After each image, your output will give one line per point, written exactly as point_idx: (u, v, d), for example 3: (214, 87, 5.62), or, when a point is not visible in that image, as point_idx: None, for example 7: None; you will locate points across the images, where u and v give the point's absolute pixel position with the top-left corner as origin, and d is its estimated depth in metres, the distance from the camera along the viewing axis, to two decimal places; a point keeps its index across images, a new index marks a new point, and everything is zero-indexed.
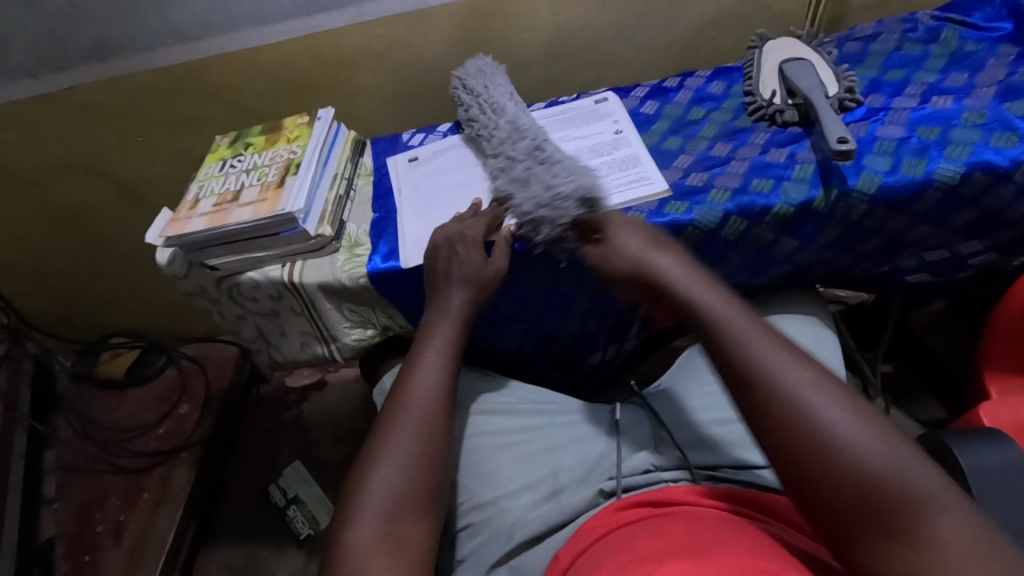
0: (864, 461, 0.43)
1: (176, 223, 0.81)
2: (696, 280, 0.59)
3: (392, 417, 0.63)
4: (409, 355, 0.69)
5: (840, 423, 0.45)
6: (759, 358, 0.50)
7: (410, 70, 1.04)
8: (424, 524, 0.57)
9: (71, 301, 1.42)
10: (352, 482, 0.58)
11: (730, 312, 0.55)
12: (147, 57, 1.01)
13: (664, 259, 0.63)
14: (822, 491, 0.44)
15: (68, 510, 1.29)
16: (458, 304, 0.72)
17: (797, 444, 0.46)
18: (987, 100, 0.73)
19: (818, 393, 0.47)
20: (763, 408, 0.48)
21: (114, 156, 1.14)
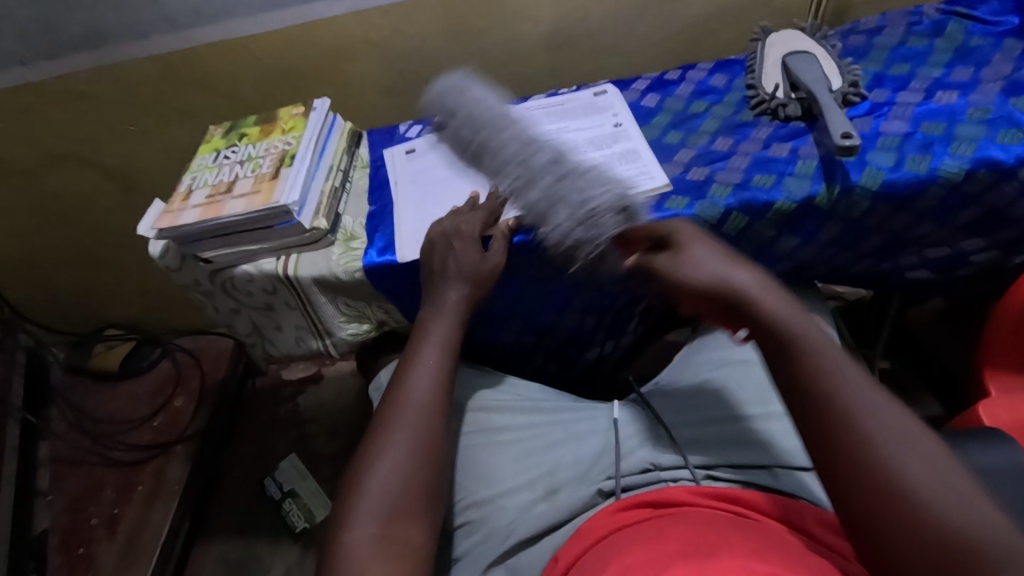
0: (953, 526, 0.39)
1: (168, 215, 0.79)
2: (773, 295, 0.53)
3: (389, 417, 0.62)
4: (406, 353, 0.68)
5: (926, 484, 0.41)
6: (843, 403, 0.45)
7: (408, 61, 1.03)
8: (422, 525, 0.57)
9: (64, 293, 1.41)
10: (349, 483, 0.58)
11: (820, 339, 0.49)
12: (140, 45, 0.99)
13: (741, 275, 0.54)
14: (899, 557, 0.40)
15: (62, 504, 1.28)
16: (455, 302, 0.71)
17: (874, 497, 0.42)
18: (992, 96, 0.72)
19: (905, 447, 0.43)
20: (844, 454, 0.44)
21: (107, 146, 1.12)
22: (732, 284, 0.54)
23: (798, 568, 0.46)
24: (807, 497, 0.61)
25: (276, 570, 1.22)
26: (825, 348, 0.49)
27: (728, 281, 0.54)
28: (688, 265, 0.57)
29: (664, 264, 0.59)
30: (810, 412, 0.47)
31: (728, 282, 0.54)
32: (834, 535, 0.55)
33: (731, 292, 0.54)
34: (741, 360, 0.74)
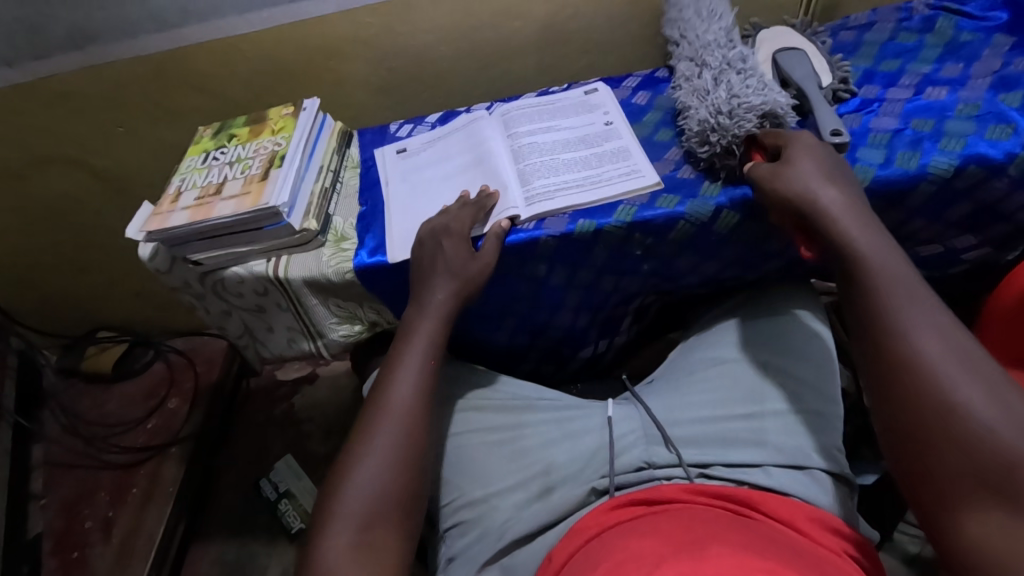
0: (996, 441, 0.45)
1: (157, 218, 0.79)
2: (851, 219, 0.60)
3: (370, 422, 0.62)
4: (390, 356, 0.68)
5: (979, 404, 0.47)
6: (910, 323, 0.53)
7: (399, 60, 1.02)
8: (400, 532, 0.56)
9: (54, 295, 1.40)
10: (330, 487, 0.58)
11: (893, 269, 0.56)
12: (126, 45, 0.98)
13: (827, 194, 0.61)
14: (939, 449, 0.47)
15: (56, 506, 1.28)
16: (439, 303, 0.70)
17: (924, 400, 0.49)
18: (981, 91, 0.72)
19: (962, 365, 0.49)
20: (903, 365, 0.51)
21: (96, 147, 1.11)
22: (818, 200, 0.61)
23: (790, 562, 0.46)
24: (797, 494, 0.61)
25: (272, 570, 1.22)
26: (901, 274, 0.56)
27: (817, 197, 0.61)
28: (789, 180, 0.63)
29: (766, 175, 0.65)
30: (876, 326, 0.54)
31: (816, 201, 0.61)
32: (825, 531, 0.56)
33: (816, 210, 0.61)
34: (721, 360, 0.74)
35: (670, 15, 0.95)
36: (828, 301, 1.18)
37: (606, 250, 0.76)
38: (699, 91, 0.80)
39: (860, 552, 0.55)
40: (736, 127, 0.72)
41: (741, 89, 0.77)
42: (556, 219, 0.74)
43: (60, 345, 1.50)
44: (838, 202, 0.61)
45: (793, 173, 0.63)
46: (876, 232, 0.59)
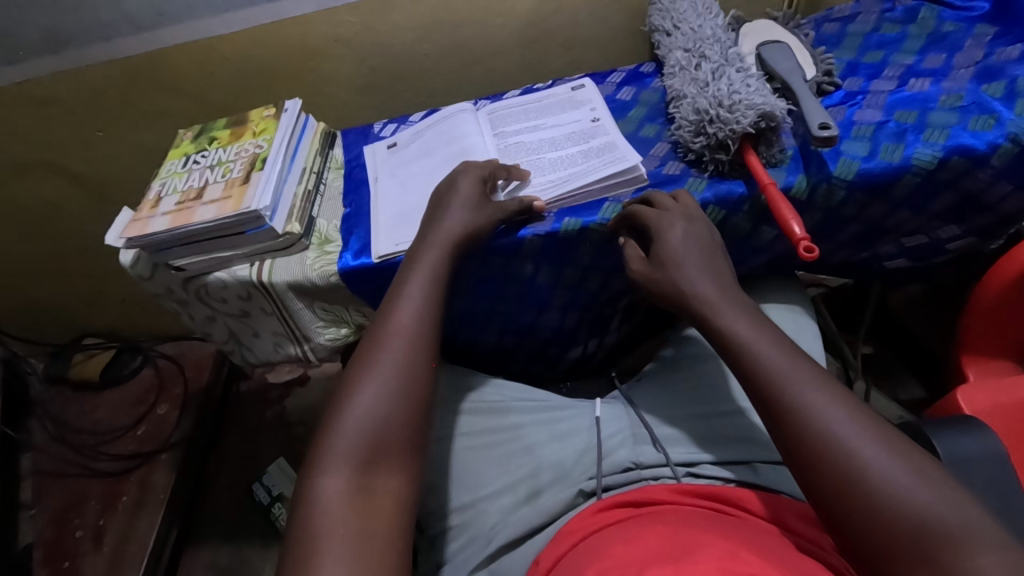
0: (913, 507, 0.43)
1: (137, 224, 0.78)
2: (732, 307, 0.58)
3: (372, 350, 0.59)
4: (395, 285, 0.65)
5: (887, 469, 0.45)
6: (794, 398, 0.50)
7: (382, 59, 1.01)
8: (403, 469, 0.53)
9: (38, 304, 1.38)
10: (327, 420, 0.54)
11: (773, 350, 0.53)
12: (103, 48, 0.96)
13: (693, 278, 0.60)
14: (865, 527, 0.44)
15: (46, 516, 1.26)
16: (446, 236, 0.67)
17: (834, 486, 0.46)
18: (964, 82, 0.72)
19: (854, 430, 0.47)
20: (812, 450, 0.47)
21: (75, 152, 1.09)
22: (697, 293, 0.59)
23: (771, 563, 0.46)
24: (786, 490, 0.61)
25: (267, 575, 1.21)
26: (776, 350, 0.53)
27: (691, 295, 0.59)
28: (671, 278, 0.61)
29: (642, 267, 0.65)
30: (775, 415, 0.50)
31: (696, 294, 0.59)
32: (812, 526, 0.56)
33: (699, 301, 0.59)
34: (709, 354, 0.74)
35: (659, 5, 0.93)
36: (817, 293, 1.18)
37: (592, 247, 0.76)
38: (696, 80, 0.78)
39: None
40: (735, 121, 0.70)
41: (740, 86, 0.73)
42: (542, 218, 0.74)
43: (46, 353, 1.48)
44: (713, 289, 0.59)
45: (671, 266, 0.62)
46: (749, 313, 0.57)
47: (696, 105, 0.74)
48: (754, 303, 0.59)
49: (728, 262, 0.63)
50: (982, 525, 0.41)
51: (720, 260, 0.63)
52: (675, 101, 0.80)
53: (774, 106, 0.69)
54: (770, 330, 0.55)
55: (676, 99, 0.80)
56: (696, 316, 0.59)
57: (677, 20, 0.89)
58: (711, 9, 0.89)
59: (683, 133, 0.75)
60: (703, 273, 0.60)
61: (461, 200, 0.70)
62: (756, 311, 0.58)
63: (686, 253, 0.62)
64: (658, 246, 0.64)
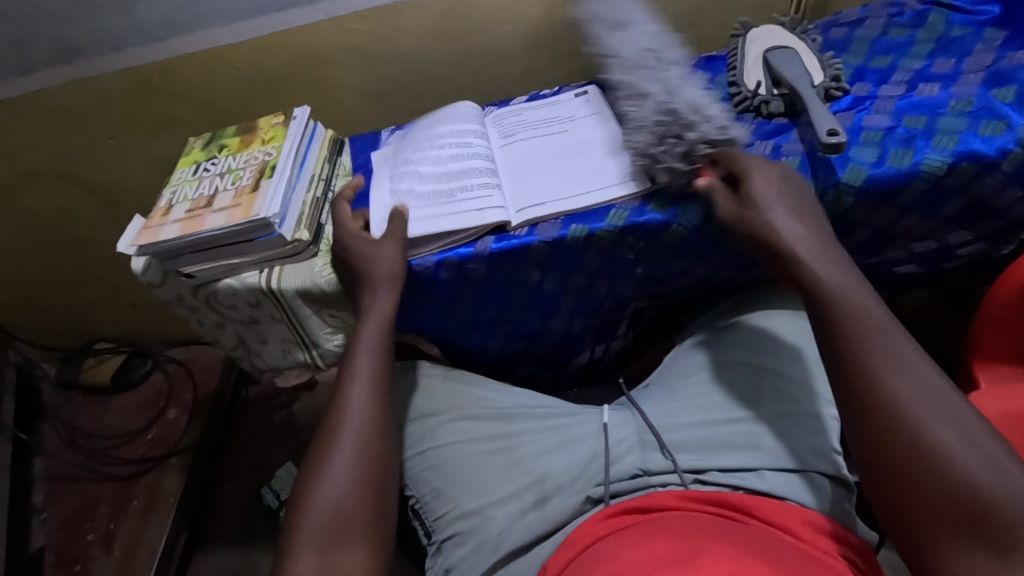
0: (975, 481, 0.45)
1: (148, 231, 0.78)
2: (831, 263, 0.60)
3: (330, 435, 0.62)
4: (345, 363, 0.68)
5: (949, 440, 0.47)
6: (875, 353, 0.53)
7: (389, 66, 1.02)
8: (366, 541, 0.56)
9: (50, 309, 1.39)
10: (293, 508, 0.58)
11: (864, 308, 0.56)
12: (115, 58, 0.98)
13: (790, 225, 0.63)
14: (920, 485, 0.47)
15: (57, 520, 1.28)
16: (380, 307, 0.70)
17: (900, 446, 0.49)
18: (973, 87, 0.71)
19: (931, 399, 0.50)
20: (880, 405, 0.51)
21: (87, 160, 1.11)
22: (788, 240, 0.62)
23: (778, 568, 0.46)
24: (795, 498, 0.61)
25: None
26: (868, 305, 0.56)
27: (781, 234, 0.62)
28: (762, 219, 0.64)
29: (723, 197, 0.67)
30: (857, 368, 0.53)
31: (787, 242, 0.62)
32: (821, 537, 0.55)
33: (790, 249, 0.62)
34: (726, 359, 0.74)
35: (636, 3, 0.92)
36: None
37: (599, 254, 0.76)
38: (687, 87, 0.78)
39: (858, 555, 0.54)
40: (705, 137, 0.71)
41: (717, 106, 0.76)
42: (548, 224, 0.74)
43: (58, 358, 1.50)
44: (812, 240, 0.62)
45: (764, 208, 0.64)
46: (846, 269, 0.60)
47: (666, 107, 0.74)
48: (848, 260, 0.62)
49: (825, 224, 0.65)
50: None
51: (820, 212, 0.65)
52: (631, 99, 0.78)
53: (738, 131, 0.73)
54: (870, 293, 0.58)
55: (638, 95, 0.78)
56: (786, 262, 0.62)
57: (625, 21, 0.88)
58: (640, 14, 0.89)
59: (641, 134, 0.74)
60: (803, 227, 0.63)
61: (375, 266, 0.71)
62: (858, 274, 0.60)
63: (780, 200, 0.64)
64: (744, 186, 0.66)
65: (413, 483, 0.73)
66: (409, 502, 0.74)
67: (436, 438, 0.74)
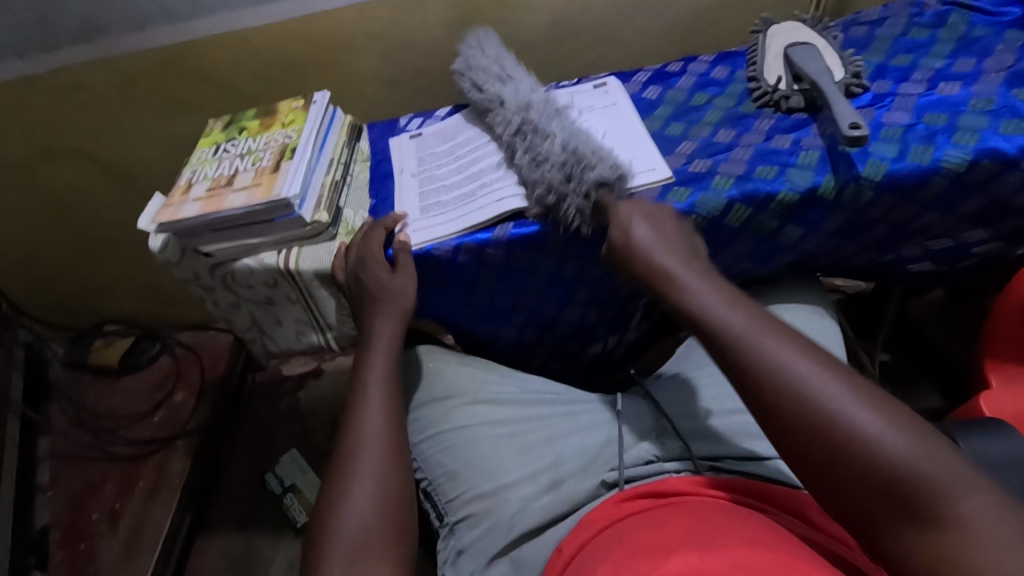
0: (887, 455, 0.42)
1: (168, 209, 0.79)
2: (694, 272, 0.59)
3: (347, 463, 0.62)
4: (355, 392, 0.68)
5: (854, 414, 0.45)
6: (760, 353, 0.50)
7: (409, 54, 1.02)
8: (391, 552, 0.56)
9: (60, 289, 1.40)
10: (318, 523, 0.58)
11: (729, 310, 0.54)
12: (137, 37, 0.99)
13: (642, 236, 0.63)
14: (847, 476, 0.43)
15: (63, 498, 1.28)
16: (384, 336, 0.72)
17: (814, 438, 0.45)
18: (995, 86, 0.72)
19: (824, 379, 0.47)
20: (783, 398, 0.47)
21: (105, 140, 1.11)
22: (663, 263, 0.60)
23: (799, 552, 0.46)
24: (808, 487, 0.61)
25: (279, 563, 1.22)
26: (721, 309, 0.55)
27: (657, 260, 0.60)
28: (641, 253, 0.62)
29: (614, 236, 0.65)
30: (749, 378, 0.50)
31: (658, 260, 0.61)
32: (836, 524, 0.56)
33: (659, 269, 0.60)
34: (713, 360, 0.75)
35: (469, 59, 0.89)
36: (835, 298, 1.18)
37: None
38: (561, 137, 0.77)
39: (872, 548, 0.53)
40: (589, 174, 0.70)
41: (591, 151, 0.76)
42: None
43: (67, 338, 1.50)
44: (677, 260, 0.60)
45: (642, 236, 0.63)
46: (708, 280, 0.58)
47: (570, 146, 0.72)
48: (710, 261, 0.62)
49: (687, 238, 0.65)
50: (954, 471, 0.41)
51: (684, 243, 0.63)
52: (530, 135, 0.76)
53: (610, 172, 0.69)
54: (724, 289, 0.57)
55: (535, 131, 0.76)
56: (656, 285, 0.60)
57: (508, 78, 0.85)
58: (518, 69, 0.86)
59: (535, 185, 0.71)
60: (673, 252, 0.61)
61: (372, 297, 0.73)
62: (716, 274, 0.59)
63: (658, 240, 0.63)
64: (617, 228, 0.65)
65: (426, 465, 0.74)
66: (422, 484, 0.74)
67: (449, 421, 0.75)
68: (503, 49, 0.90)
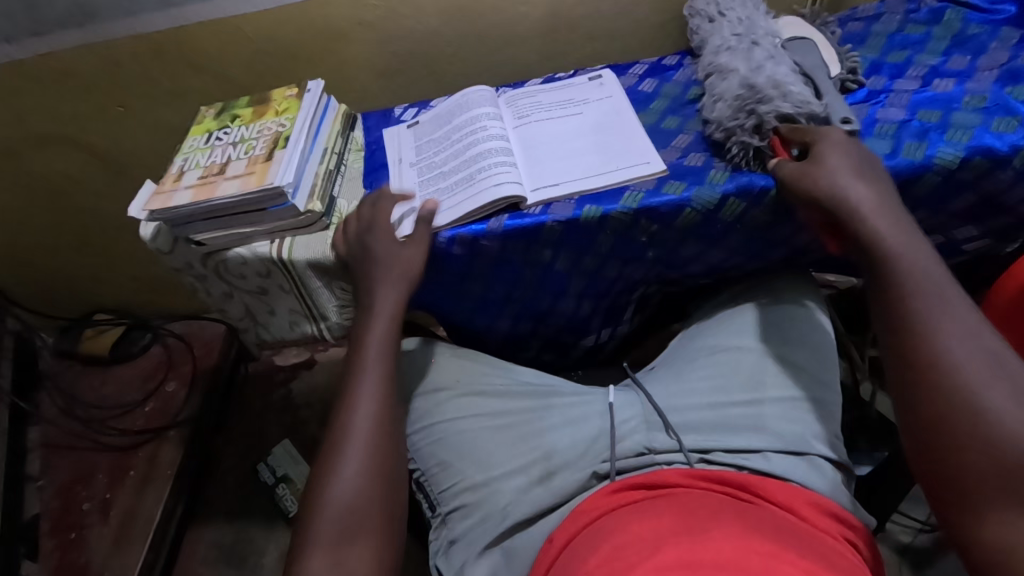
0: (1021, 448, 0.46)
1: (159, 197, 0.78)
2: (887, 218, 0.61)
3: (340, 434, 0.62)
4: (353, 362, 0.68)
5: (1007, 410, 0.48)
6: (945, 322, 0.54)
7: (404, 44, 1.02)
8: (375, 539, 0.57)
9: (50, 277, 1.39)
10: (307, 502, 0.59)
11: (932, 274, 0.57)
12: (128, 23, 0.97)
13: (831, 177, 0.63)
14: (971, 452, 0.48)
15: (53, 488, 1.27)
16: (387, 304, 0.71)
17: (957, 428, 0.49)
18: (988, 84, 0.72)
19: (994, 374, 0.50)
20: (937, 372, 0.52)
21: (94, 126, 1.10)
22: (849, 199, 0.62)
23: (786, 544, 0.46)
24: (797, 478, 0.62)
25: (271, 553, 1.22)
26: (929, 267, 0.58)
27: (844, 196, 0.62)
28: (819, 178, 0.64)
29: (792, 174, 0.66)
30: (919, 338, 0.54)
31: (845, 196, 0.62)
32: (822, 515, 0.57)
33: (846, 207, 0.62)
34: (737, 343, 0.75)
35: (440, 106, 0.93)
36: (826, 294, 1.19)
37: (611, 237, 0.76)
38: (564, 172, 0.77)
39: (855, 537, 0.56)
40: (765, 109, 0.71)
41: (723, 84, 0.77)
42: (562, 205, 0.74)
43: (57, 327, 1.49)
44: (867, 199, 0.62)
45: (826, 168, 0.64)
46: (901, 224, 0.61)
47: (749, 82, 0.74)
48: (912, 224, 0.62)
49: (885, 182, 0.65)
50: None
51: (879, 175, 0.65)
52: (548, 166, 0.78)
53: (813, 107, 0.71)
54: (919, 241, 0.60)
55: (720, 72, 0.79)
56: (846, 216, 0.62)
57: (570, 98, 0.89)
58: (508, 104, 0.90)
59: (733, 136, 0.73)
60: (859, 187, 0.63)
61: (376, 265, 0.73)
62: (908, 224, 0.61)
63: (856, 180, 0.63)
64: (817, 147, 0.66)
65: (418, 456, 0.74)
66: (414, 475, 0.74)
67: (441, 413, 0.75)
68: (463, 103, 0.91)
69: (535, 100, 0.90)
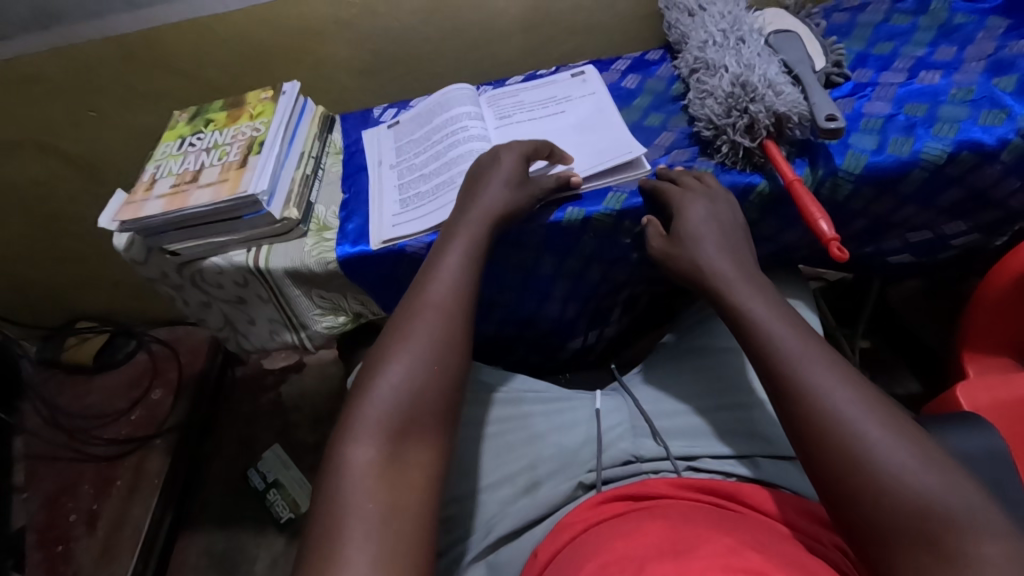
0: (910, 486, 0.44)
1: (130, 207, 0.76)
2: (751, 282, 0.60)
3: (409, 319, 0.58)
4: (436, 255, 0.64)
5: (887, 448, 0.46)
6: (798, 372, 0.52)
7: (382, 43, 0.99)
8: (431, 445, 0.52)
9: (28, 287, 1.36)
10: (360, 384, 0.54)
11: (786, 328, 0.55)
12: (96, 25, 0.94)
13: (703, 250, 0.63)
14: (861, 503, 0.45)
15: (39, 500, 1.25)
16: (489, 209, 0.66)
17: (844, 476, 0.46)
18: (975, 75, 0.71)
19: (873, 417, 0.48)
20: (808, 424, 0.50)
21: (66, 132, 1.07)
22: (716, 271, 0.62)
23: (773, 559, 0.45)
24: (786, 486, 0.61)
25: (262, 561, 1.20)
26: (780, 323, 0.56)
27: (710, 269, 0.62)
28: (689, 254, 0.64)
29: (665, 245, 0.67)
30: (783, 394, 0.52)
31: (711, 266, 0.62)
32: (812, 523, 0.55)
33: (716, 278, 0.61)
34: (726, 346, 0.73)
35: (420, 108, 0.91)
36: (816, 287, 1.18)
37: (593, 239, 0.75)
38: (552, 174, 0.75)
39: None
40: (755, 109, 0.69)
41: (709, 83, 0.75)
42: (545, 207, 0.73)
43: (39, 336, 1.46)
44: (730, 267, 0.62)
45: (690, 241, 0.64)
46: (762, 291, 0.60)
47: (740, 80, 0.72)
48: (774, 287, 0.61)
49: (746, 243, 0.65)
50: (978, 510, 0.42)
51: (740, 242, 0.65)
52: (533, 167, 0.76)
53: (803, 106, 0.69)
54: (774, 300, 0.59)
55: (709, 69, 0.77)
56: (713, 293, 0.62)
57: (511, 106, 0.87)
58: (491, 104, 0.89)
59: (726, 136, 0.71)
60: (727, 258, 0.63)
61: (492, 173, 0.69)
62: (769, 287, 0.60)
63: (727, 248, 0.63)
64: (679, 222, 0.65)
65: None
66: None
67: None
68: (445, 102, 0.89)
69: (518, 98, 0.88)
